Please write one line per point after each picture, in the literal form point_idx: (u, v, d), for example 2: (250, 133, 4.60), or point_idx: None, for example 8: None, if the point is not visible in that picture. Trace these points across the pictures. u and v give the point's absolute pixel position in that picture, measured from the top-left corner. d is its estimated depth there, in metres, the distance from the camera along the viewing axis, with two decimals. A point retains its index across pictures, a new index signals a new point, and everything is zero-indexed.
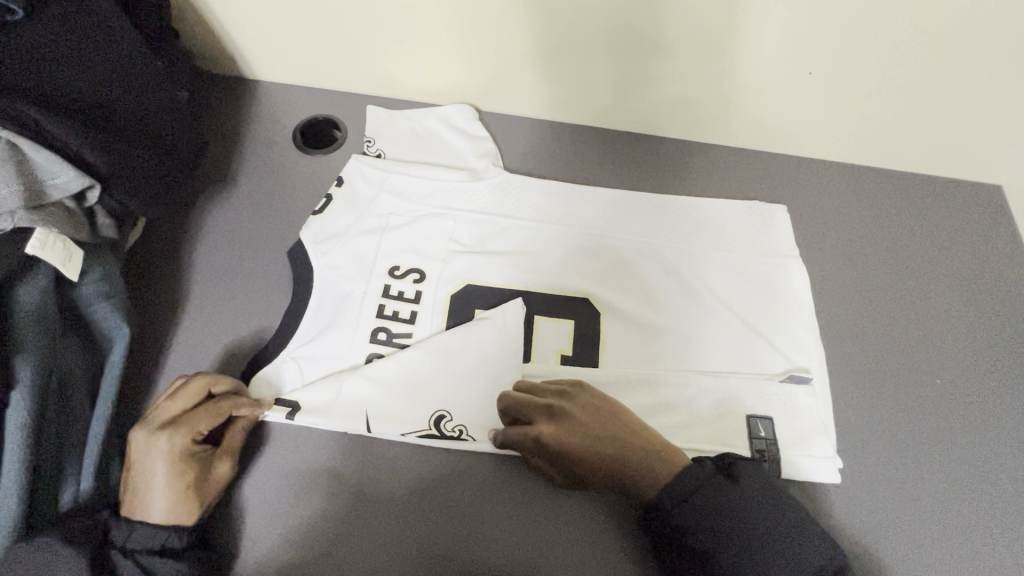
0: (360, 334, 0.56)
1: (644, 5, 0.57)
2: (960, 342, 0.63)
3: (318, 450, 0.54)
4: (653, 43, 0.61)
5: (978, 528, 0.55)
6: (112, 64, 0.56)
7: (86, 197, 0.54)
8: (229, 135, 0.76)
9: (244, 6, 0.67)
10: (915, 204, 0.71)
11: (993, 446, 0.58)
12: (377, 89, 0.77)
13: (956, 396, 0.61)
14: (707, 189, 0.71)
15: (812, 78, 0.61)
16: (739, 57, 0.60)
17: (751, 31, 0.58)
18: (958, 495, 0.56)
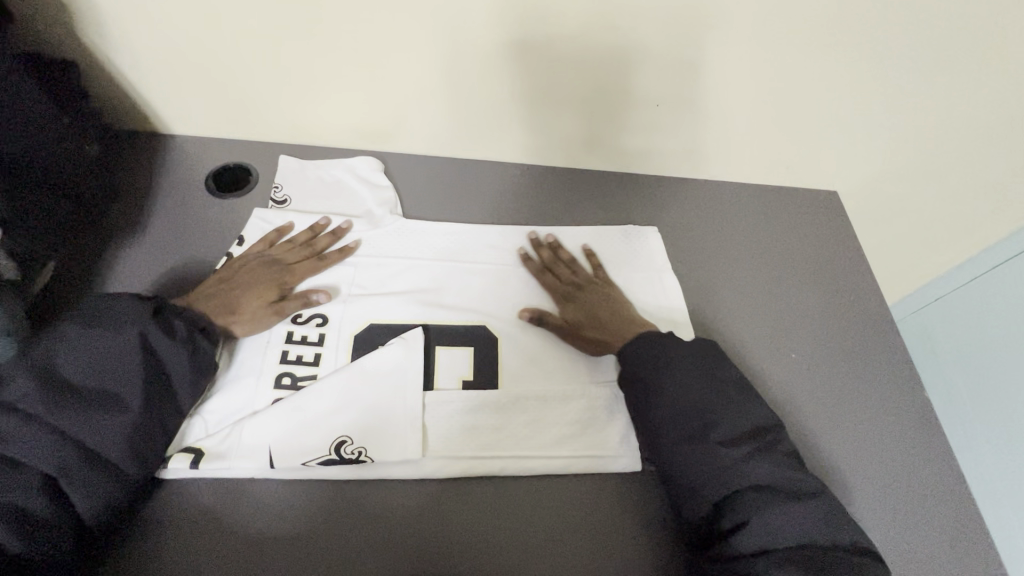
0: (266, 378, 0.60)
1: (535, 40, 0.66)
2: (811, 323, 0.74)
3: (218, 491, 0.55)
4: (546, 76, 0.69)
5: (872, 461, 0.64)
6: (28, 121, 0.58)
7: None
8: (135, 187, 0.76)
9: (154, 59, 0.69)
10: (765, 214, 0.83)
11: (854, 403, 0.68)
12: (285, 138, 0.81)
13: (813, 367, 0.71)
14: (595, 213, 0.79)
15: (678, 102, 0.71)
16: (621, 82, 0.70)
17: (627, 61, 0.67)
18: (856, 432, 0.66)
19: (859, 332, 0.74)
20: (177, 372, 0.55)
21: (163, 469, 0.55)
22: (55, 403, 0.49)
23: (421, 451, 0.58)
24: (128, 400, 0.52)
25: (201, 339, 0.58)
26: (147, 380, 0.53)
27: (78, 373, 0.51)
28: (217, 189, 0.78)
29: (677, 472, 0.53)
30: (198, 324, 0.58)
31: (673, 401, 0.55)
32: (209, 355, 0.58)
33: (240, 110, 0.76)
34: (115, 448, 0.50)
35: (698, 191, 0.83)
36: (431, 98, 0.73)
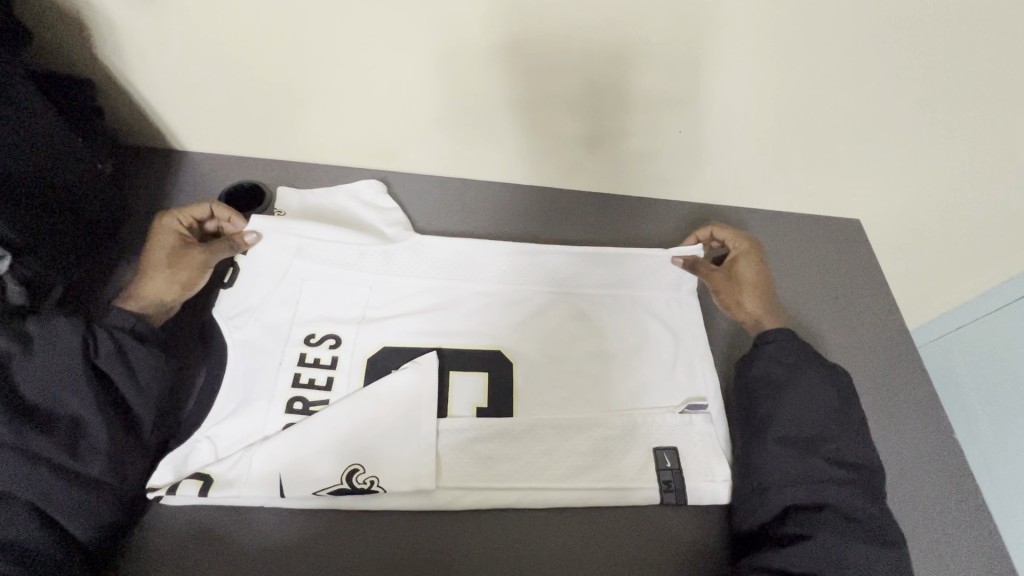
0: (278, 401, 0.59)
1: (552, 71, 0.65)
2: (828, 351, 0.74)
3: (234, 516, 0.55)
4: (564, 107, 0.69)
5: (914, 459, 0.68)
6: (40, 147, 0.57)
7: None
8: (150, 205, 0.76)
9: (172, 80, 0.70)
10: (784, 239, 0.82)
11: (877, 430, 0.69)
12: (301, 156, 0.81)
13: None
14: (610, 238, 0.79)
15: (689, 132, 0.71)
16: (638, 113, 0.69)
17: (648, 92, 0.66)
18: (907, 435, 0.69)
19: (879, 364, 0.74)
20: (127, 383, 0.55)
21: (170, 494, 0.54)
22: (19, 435, 0.49)
23: (434, 482, 0.56)
24: (90, 420, 0.52)
25: (138, 347, 0.57)
26: (99, 398, 0.53)
27: (38, 400, 0.51)
28: (232, 209, 0.77)
29: (760, 469, 0.56)
30: (127, 327, 0.57)
31: (786, 404, 0.57)
32: (150, 360, 0.57)
33: (256, 128, 0.76)
34: (94, 465, 0.51)
35: (717, 216, 0.83)
36: (448, 121, 0.73)
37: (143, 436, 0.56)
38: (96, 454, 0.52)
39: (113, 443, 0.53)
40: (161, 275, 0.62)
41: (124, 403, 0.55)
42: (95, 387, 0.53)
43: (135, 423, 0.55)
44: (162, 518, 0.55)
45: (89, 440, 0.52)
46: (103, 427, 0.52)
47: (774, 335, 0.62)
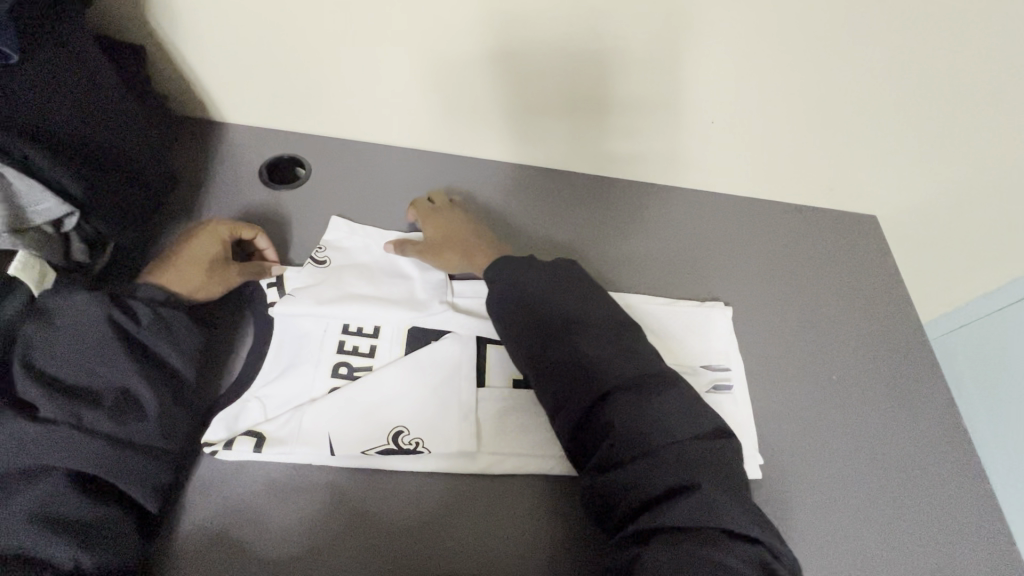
0: (324, 365, 0.61)
1: (591, 54, 0.68)
2: (845, 342, 0.77)
3: (281, 474, 0.57)
4: (601, 94, 0.72)
5: (924, 446, 0.71)
6: (100, 106, 0.59)
7: (64, 222, 0.56)
8: (192, 173, 0.77)
9: (221, 50, 0.71)
10: (806, 234, 0.85)
11: (890, 417, 0.72)
12: (339, 132, 0.82)
13: (848, 383, 0.74)
14: (639, 224, 0.82)
15: (716, 124, 0.74)
16: (673, 100, 0.71)
17: (683, 80, 0.69)
18: (919, 423, 0.72)
19: (892, 355, 0.77)
20: (164, 345, 0.55)
21: (226, 449, 0.56)
22: (64, 407, 0.49)
23: (475, 446, 0.59)
24: (134, 386, 0.52)
25: (171, 310, 0.57)
26: (138, 362, 0.53)
27: (72, 373, 0.51)
28: (271, 181, 0.79)
29: (624, 431, 0.52)
30: (159, 299, 0.58)
31: (619, 374, 0.54)
32: (185, 322, 0.58)
33: (297, 102, 0.78)
34: (143, 427, 0.52)
35: (742, 207, 0.85)
36: (486, 102, 0.75)
37: (184, 395, 0.56)
38: (142, 417, 0.52)
39: (160, 405, 0.53)
40: (190, 274, 0.61)
41: (165, 365, 0.55)
42: (132, 353, 0.53)
43: (179, 383, 0.56)
44: (215, 473, 0.57)
45: (137, 404, 0.52)
46: (148, 390, 0.52)
47: (525, 283, 0.61)
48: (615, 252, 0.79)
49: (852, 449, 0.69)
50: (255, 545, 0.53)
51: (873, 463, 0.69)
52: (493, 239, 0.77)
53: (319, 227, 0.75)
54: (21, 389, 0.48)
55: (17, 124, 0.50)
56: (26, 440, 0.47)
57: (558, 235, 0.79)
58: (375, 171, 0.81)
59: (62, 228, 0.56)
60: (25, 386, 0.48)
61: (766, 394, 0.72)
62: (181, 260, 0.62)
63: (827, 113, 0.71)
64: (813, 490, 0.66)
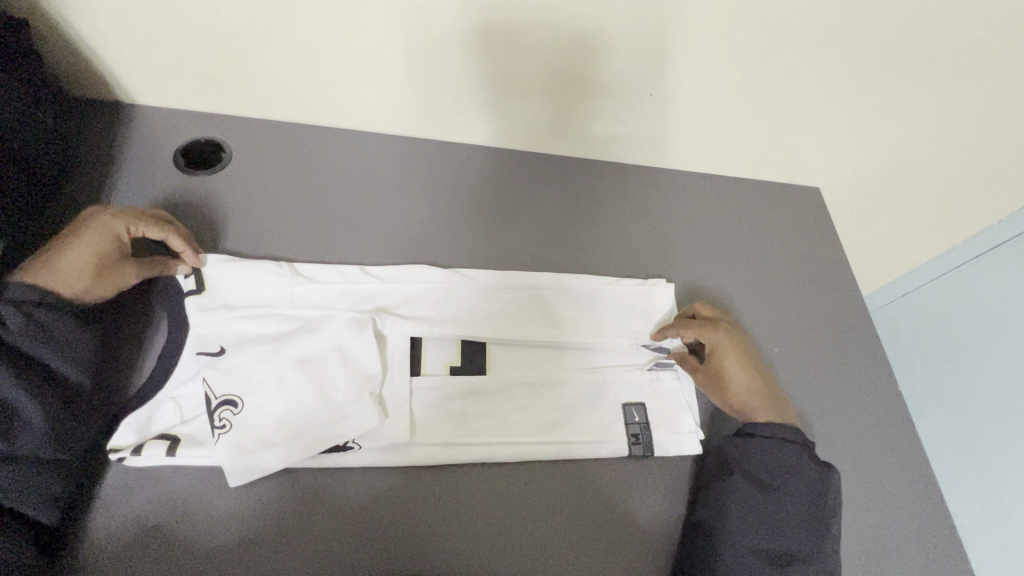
0: (239, 365, 0.57)
1: (525, 28, 0.64)
2: (789, 315, 0.78)
3: (200, 477, 0.54)
4: (538, 69, 0.69)
5: (861, 413, 0.72)
6: None
7: None
8: (100, 159, 0.71)
9: (118, 24, 0.65)
10: (751, 207, 0.85)
11: (831, 387, 0.73)
12: (264, 113, 0.77)
13: (791, 355, 0.74)
14: (585, 203, 0.80)
15: (655, 99, 0.72)
16: (611, 75, 0.69)
17: (619, 54, 0.67)
18: (858, 391, 0.74)
19: (832, 325, 0.78)
20: (48, 351, 0.50)
21: (135, 455, 0.53)
22: None
23: (409, 437, 0.57)
24: (14, 398, 0.48)
25: (59, 314, 0.52)
26: (17, 372, 0.48)
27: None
28: (187, 166, 0.73)
29: (726, 500, 0.55)
30: (33, 301, 0.51)
31: (767, 454, 0.56)
32: (74, 325, 0.53)
33: (213, 82, 0.72)
34: (27, 441, 0.48)
35: (686, 182, 0.84)
36: (418, 79, 0.70)
37: (78, 403, 0.52)
38: (27, 431, 0.48)
39: (46, 413, 0.49)
40: (72, 274, 0.53)
41: (53, 373, 0.51)
42: (6, 362, 0.48)
43: (69, 391, 0.51)
44: (126, 481, 0.53)
45: (18, 417, 0.48)
46: (29, 401, 0.48)
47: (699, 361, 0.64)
48: (558, 231, 0.77)
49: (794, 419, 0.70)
50: (171, 555, 0.50)
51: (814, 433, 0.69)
52: (431, 222, 0.74)
53: (244, 215, 0.70)
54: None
55: None
56: None
57: (498, 216, 0.76)
58: (301, 154, 0.76)
59: None
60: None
61: None
62: (64, 256, 0.54)
63: (765, 82, 0.70)
64: None
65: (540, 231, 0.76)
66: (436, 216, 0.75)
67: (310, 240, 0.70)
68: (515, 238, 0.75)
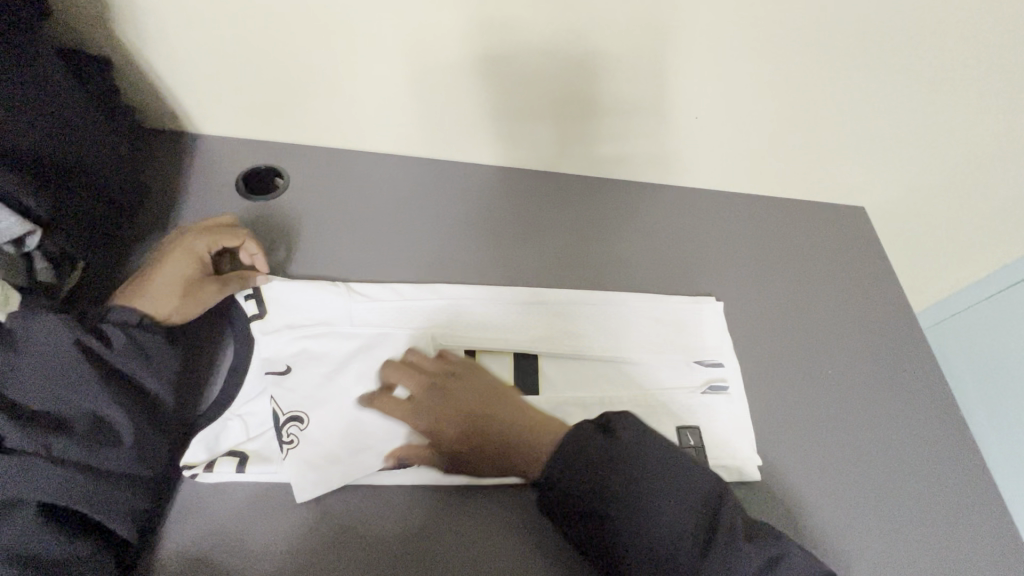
0: (304, 383, 0.59)
1: (573, 52, 0.67)
2: (841, 335, 0.76)
3: (265, 495, 0.55)
4: (583, 91, 0.71)
5: (927, 433, 0.69)
6: (61, 119, 0.56)
7: (24, 242, 0.54)
8: (166, 187, 0.75)
9: (191, 62, 0.69)
10: (796, 228, 0.84)
11: (894, 410, 0.71)
12: (318, 142, 0.80)
13: (847, 377, 0.72)
14: (630, 225, 0.80)
15: (699, 122, 0.73)
16: (657, 98, 0.71)
17: (668, 75, 0.68)
18: (923, 414, 0.71)
19: (887, 345, 0.76)
20: (138, 368, 0.53)
21: (206, 471, 0.54)
22: (35, 437, 0.46)
23: None
24: (109, 413, 0.50)
25: (145, 332, 0.55)
26: (112, 388, 0.51)
27: (40, 401, 0.48)
28: (248, 192, 0.76)
29: None
30: (133, 321, 0.55)
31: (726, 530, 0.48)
32: (161, 343, 0.56)
33: (271, 112, 0.76)
34: (117, 456, 0.49)
35: (728, 204, 0.84)
36: (469, 104, 0.73)
37: (161, 422, 0.54)
38: (117, 445, 0.50)
39: (136, 429, 0.51)
40: (163, 294, 0.59)
41: (141, 390, 0.54)
42: (105, 377, 0.51)
43: (156, 410, 0.54)
44: (195, 497, 0.54)
45: (112, 433, 0.50)
46: (124, 415, 0.50)
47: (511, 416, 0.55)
48: (604, 252, 0.77)
49: (855, 441, 0.68)
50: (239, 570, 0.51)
51: (878, 456, 0.67)
52: (480, 243, 0.75)
53: (301, 238, 0.73)
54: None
55: None
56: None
57: (545, 237, 0.77)
58: (355, 179, 0.79)
59: (23, 247, 0.54)
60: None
61: (764, 392, 0.70)
62: (156, 284, 0.59)
63: (813, 100, 0.70)
64: (817, 488, 0.64)
65: (585, 252, 0.77)
66: (484, 237, 0.76)
67: (365, 260, 0.72)
68: (562, 259, 0.76)
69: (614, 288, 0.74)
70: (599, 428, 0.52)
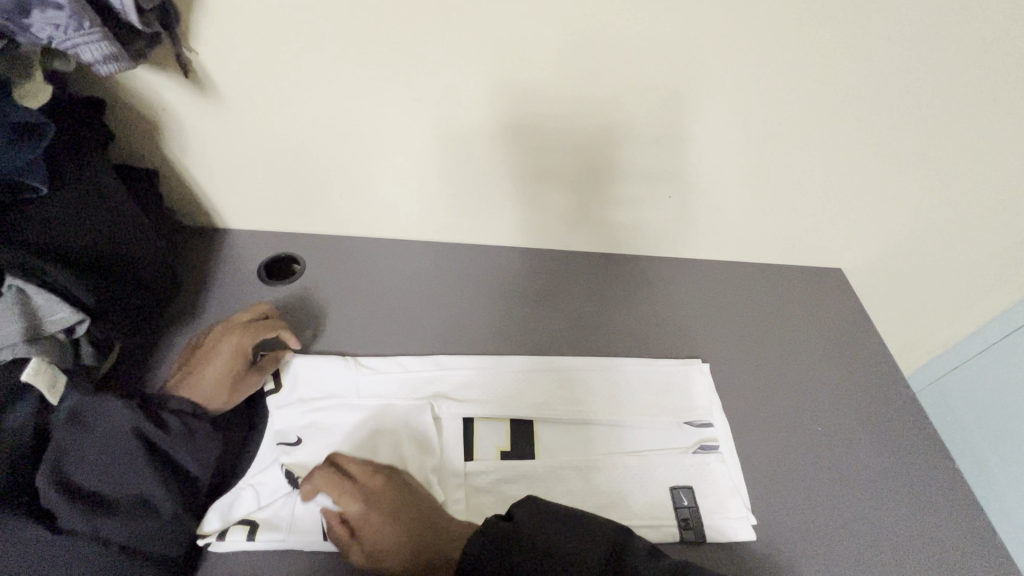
0: (314, 452, 0.63)
1: (557, 145, 0.76)
2: (831, 392, 0.79)
3: (273, 564, 0.57)
4: (569, 175, 0.79)
5: (921, 489, 0.70)
6: (112, 224, 0.64)
7: (75, 329, 0.58)
8: (197, 275, 0.83)
9: (226, 169, 0.80)
10: (775, 290, 0.90)
11: (886, 466, 0.72)
12: (334, 230, 0.89)
13: (837, 433, 0.74)
14: (618, 294, 0.86)
15: (673, 199, 0.81)
16: (638, 178, 0.79)
17: (643, 160, 0.77)
18: (917, 470, 0.72)
19: (875, 401, 0.79)
20: (181, 452, 0.58)
21: (219, 540, 0.57)
22: (84, 517, 0.52)
23: (464, 519, 0.61)
24: (152, 493, 0.55)
25: (197, 421, 0.60)
26: (157, 471, 0.56)
27: (94, 481, 0.54)
28: (269, 278, 0.85)
29: None
30: (187, 410, 0.61)
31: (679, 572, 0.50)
32: (207, 433, 0.60)
33: (293, 207, 0.86)
34: (153, 535, 0.53)
35: (710, 270, 0.91)
36: (464, 193, 0.82)
37: (196, 501, 0.58)
38: (154, 525, 0.54)
39: (174, 509, 0.55)
40: (211, 388, 0.63)
41: (181, 471, 0.58)
42: (151, 460, 0.56)
43: (194, 490, 0.58)
44: (206, 567, 0.57)
45: (152, 512, 0.54)
46: (163, 497, 0.55)
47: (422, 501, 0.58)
48: (594, 321, 0.83)
49: (849, 498, 0.69)
50: None
51: (873, 512, 0.68)
52: (479, 315, 0.82)
53: (316, 317, 0.80)
54: (45, 499, 0.51)
55: (32, 245, 0.56)
56: (44, 549, 0.50)
57: (539, 307, 0.84)
58: (365, 263, 0.87)
59: (74, 334, 0.59)
60: (49, 495, 0.51)
61: (755, 451, 0.71)
62: (203, 377, 0.64)
63: (775, 175, 0.78)
64: (815, 547, 0.64)
65: (577, 320, 0.83)
66: (483, 309, 0.83)
67: (372, 336, 0.78)
68: (555, 327, 0.81)
69: (606, 353, 0.79)
70: (498, 525, 0.53)
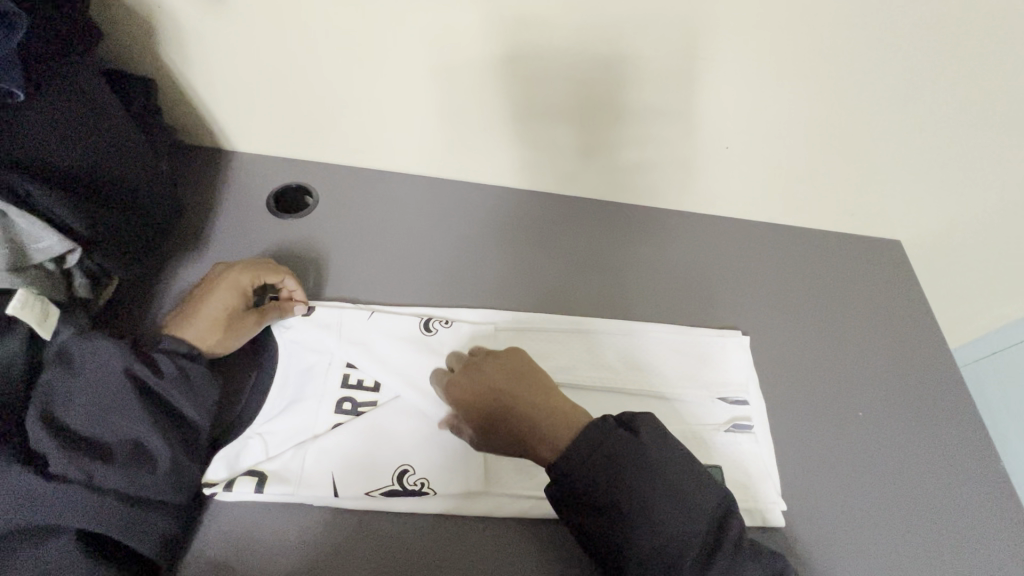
0: (325, 404, 0.60)
1: (605, 80, 0.66)
2: (878, 375, 0.73)
3: (282, 516, 0.55)
4: (615, 117, 0.70)
5: (967, 486, 0.66)
6: (103, 142, 0.58)
7: (66, 259, 0.56)
8: (203, 202, 0.77)
9: (231, 85, 0.71)
10: (828, 260, 0.82)
11: (930, 458, 0.67)
12: (350, 162, 0.82)
13: (880, 420, 0.69)
14: (656, 253, 0.79)
15: (729, 151, 0.72)
16: (694, 124, 0.69)
17: (703, 104, 0.67)
18: (965, 466, 0.67)
19: (926, 389, 0.72)
20: (178, 396, 0.55)
21: (226, 490, 0.55)
22: (77, 463, 0.49)
23: (482, 485, 0.57)
24: (147, 440, 0.52)
25: (192, 363, 0.57)
26: (152, 416, 0.53)
27: (84, 425, 0.51)
28: (280, 210, 0.78)
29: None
30: (183, 351, 0.58)
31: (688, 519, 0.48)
32: (204, 376, 0.57)
33: (305, 132, 0.77)
34: (153, 482, 0.51)
35: (758, 234, 0.83)
36: (494, 129, 0.73)
37: (197, 449, 0.55)
38: (153, 472, 0.51)
39: (173, 456, 0.52)
40: (208, 328, 0.60)
41: (178, 416, 0.55)
42: (147, 405, 0.53)
43: (193, 437, 0.55)
44: (213, 515, 0.55)
45: (150, 459, 0.52)
46: (160, 443, 0.52)
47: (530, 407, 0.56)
48: (629, 281, 0.76)
49: (888, 490, 0.65)
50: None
51: (911, 506, 0.64)
52: (505, 267, 0.75)
53: (330, 257, 0.74)
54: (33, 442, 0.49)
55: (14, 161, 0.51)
56: (37, 496, 0.48)
57: (570, 262, 0.77)
58: (383, 199, 0.80)
59: (64, 264, 0.56)
60: (37, 439, 0.48)
61: (790, 433, 0.67)
62: (199, 316, 0.60)
63: (853, 131, 0.68)
64: (845, 537, 0.61)
65: (609, 279, 0.76)
66: (509, 260, 0.76)
67: (389, 283, 0.73)
68: (586, 285, 0.75)
69: (639, 318, 0.73)
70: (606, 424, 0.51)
